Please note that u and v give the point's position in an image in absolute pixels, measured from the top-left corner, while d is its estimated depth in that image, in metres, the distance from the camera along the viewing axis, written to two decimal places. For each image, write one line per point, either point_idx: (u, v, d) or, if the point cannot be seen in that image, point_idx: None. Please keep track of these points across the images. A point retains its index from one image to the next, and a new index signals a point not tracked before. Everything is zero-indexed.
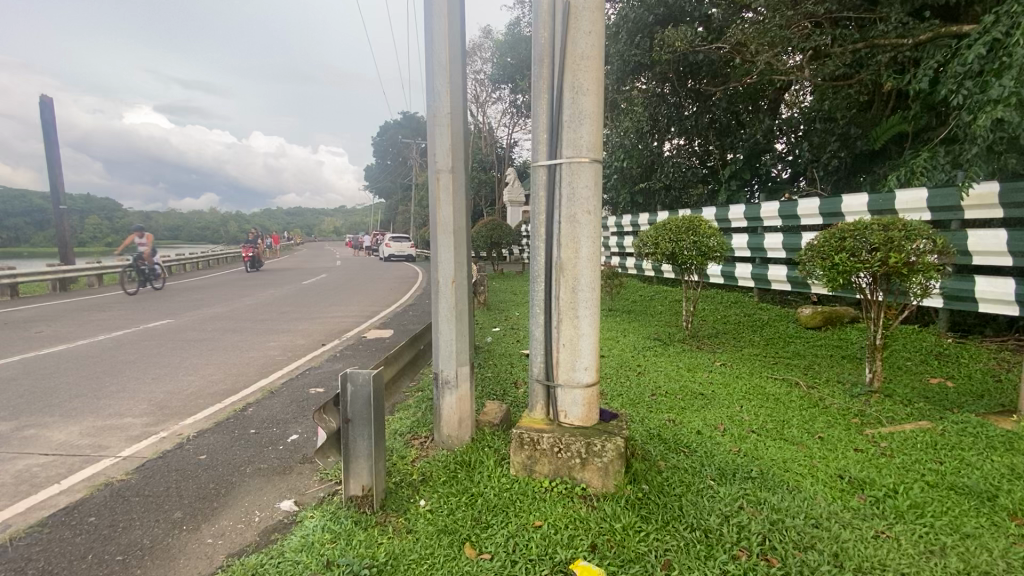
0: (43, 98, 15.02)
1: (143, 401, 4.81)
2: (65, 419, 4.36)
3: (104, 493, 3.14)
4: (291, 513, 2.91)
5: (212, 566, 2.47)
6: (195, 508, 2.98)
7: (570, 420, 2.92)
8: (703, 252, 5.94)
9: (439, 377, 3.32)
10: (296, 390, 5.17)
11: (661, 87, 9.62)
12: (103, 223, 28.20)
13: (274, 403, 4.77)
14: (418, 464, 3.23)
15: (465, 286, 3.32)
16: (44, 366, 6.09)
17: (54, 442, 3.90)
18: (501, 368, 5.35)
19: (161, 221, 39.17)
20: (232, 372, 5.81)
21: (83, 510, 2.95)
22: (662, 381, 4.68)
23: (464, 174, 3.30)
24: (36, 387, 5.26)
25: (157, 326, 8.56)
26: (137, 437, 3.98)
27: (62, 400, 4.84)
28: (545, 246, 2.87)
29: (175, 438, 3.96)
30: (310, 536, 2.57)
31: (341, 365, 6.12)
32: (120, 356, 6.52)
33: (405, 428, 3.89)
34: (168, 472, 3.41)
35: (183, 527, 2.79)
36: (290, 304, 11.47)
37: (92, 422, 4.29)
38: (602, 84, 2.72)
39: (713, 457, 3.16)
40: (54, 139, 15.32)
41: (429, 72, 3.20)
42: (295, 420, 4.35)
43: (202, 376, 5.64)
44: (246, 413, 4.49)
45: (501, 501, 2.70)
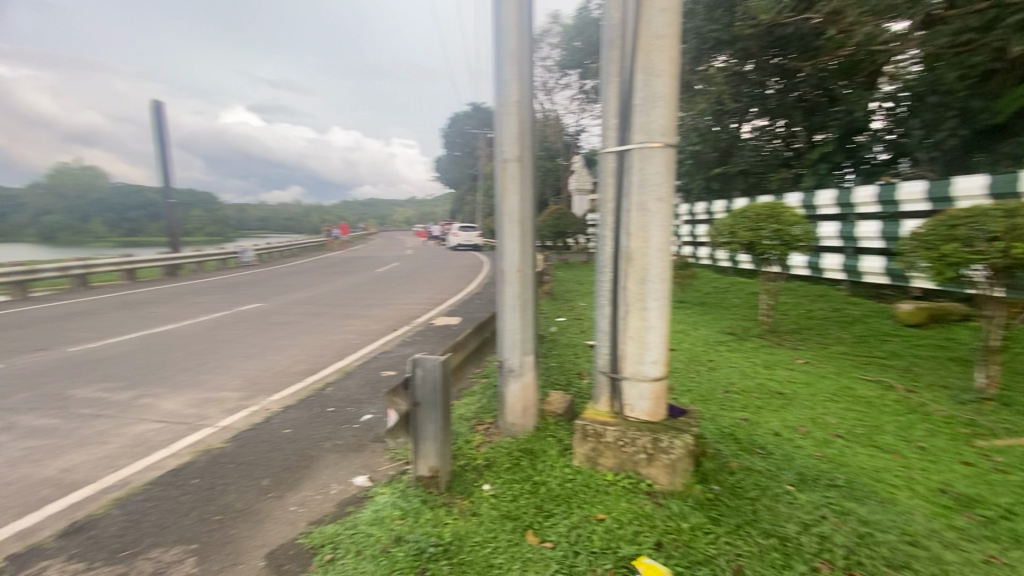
0: (156, 103, 16.73)
1: (238, 377, 5.28)
2: (174, 390, 4.89)
3: (206, 458, 3.48)
4: (365, 488, 3.08)
5: (294, 531, 2.67)
6: (280, 478, 3.23)
7: (637, 414, 2.85)
8: (785, 241, 5.52)
9: (503, 365, 3.34)
10: (370, 372, 5.46)
11: (743, 64, 9.05)
12: (204, 215, 31.56)
13: (350, 384, 5.05)
14: (482, 449, 3.30)
15: (530, 276, 3.32)
16: (158, 342, 6.86)
17: (166, 410, 4.38)
18: (566, 358, 5.33)
19: (251, 213, 42.84)
20: (313, 353, 6.24)
21: (188, 472, 3.28)
22: (737, 378, 4.45)
23: (531, 162, 3.28)
24: (152, 361, 5.94)
25: (250, 309, 9.39)
26: (232, 409, 4.38)
27: (171, 373, 5.43)
28: (613, 236, 2.81)
29: (264, 412, 4.32)
30: (381, 511, 2.70)
31: (411, 350, 6.39)
32: (219, 335, 7.20)
33: (470, 413, 3.98)
34: (258, 443, 3.72)
35: (271, 493, 3.04)
36: (367, 290, 12.09)
37: (196, 394, 4.78)
38: (677, 63, 2.59)
39: (792, 461, 2.95)
40: (165, 138, 17.06)
41: (498, 61, 3.19)
42: (369, 401, 4.59)
43: (288, 356, 6.10)
44: (326, 392, 4.80)
45: (564, 491, 2.69)
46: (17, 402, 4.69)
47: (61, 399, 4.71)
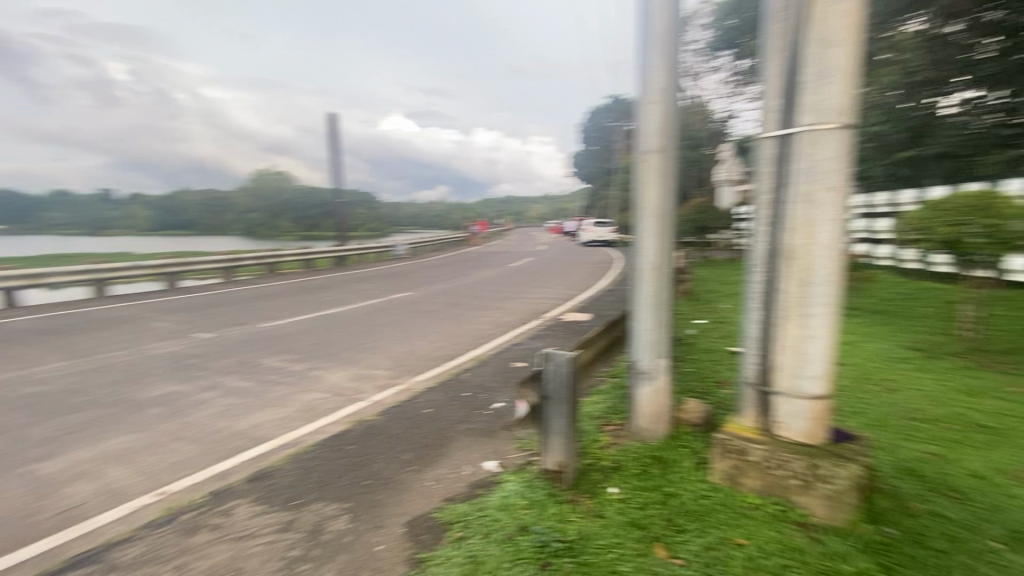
0: (331, 115, 19.30)
1: (388, 358, 5.87)
2: (338, 365, 5.61)
3: (360, 428, 3.92)
4: (494, 474, 3.20)
5: (430, 505, 2.86)
6: (420, 453, 3.50)
7: (790, 433, 2.51)
8: (1003, 239, 4.44)
9: (635, 366, 3.21)
10: (502, 362, 5.66)
11: (947, 25, 7.35)
12: (365, 212, 35.70)
13: (483, 372, 5.29)
14: (610, 450, 3.21)
15: (668, 274, 3.13)
16: (327, 323, 7.94)
17: (331, 382, 5.04)
18: (704, 363, 4.95)
19: (402, 210, 47.37)
20: (452, 340, 6.67)
21: (346, 439, 3.73)
22: (924, 403, 3.70)
23: (675, 152, 3.08)
24: (322, 338, 6.89)
25: (400, 297, 10.39)
26: (383, 387, 4.87)
27: (336, 350, 6.24)
28: (769, 230, 2.51)
29: (408, 392, 4.73)
30: (508, 498, 2.78)
31: (541, 343, 6.49)
32: (374, 320, 8.08)
33: (599, 412, 3.90)
34: (403, 419, 4.08)
35: (412, 467, 3.31)
36: (502, 283, 12.59)
37: (354, 370, 5.41)
38: (860, 30, 2.22)
39: (1003, 513, 2.37)
40: (337, 146, 19.62)
41: (643, 47, 3.05)
42: (500, 390, 4.76)
43: (430, 341, 6.61)
44: (462, 378, 5.10)
45: (699, 508, 2.49)
46: (227, 365, 5.77)
47: (257, 366, 5.70)
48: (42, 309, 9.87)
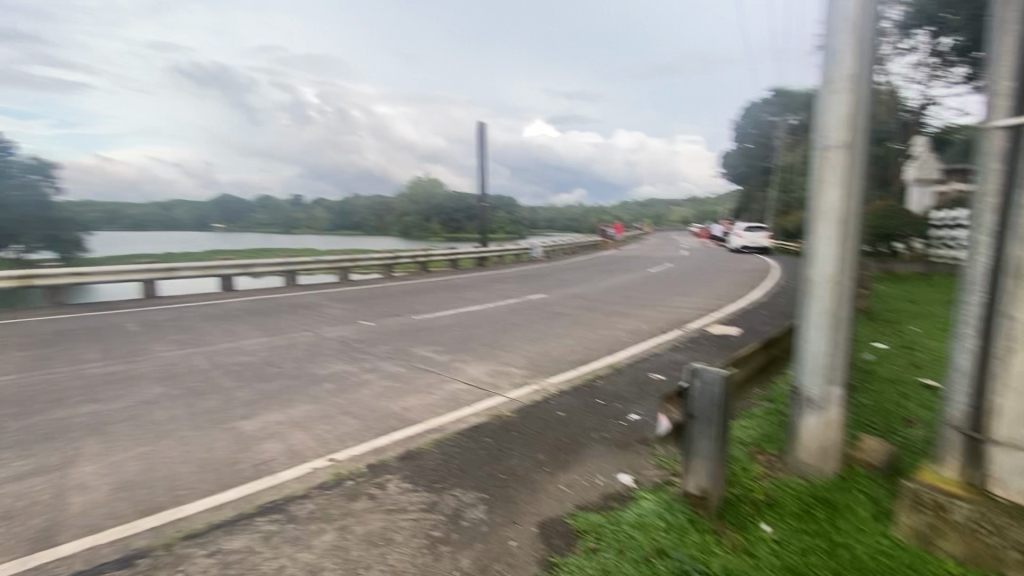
0: (480, 125, 20.51)
1: (524, 357, 6.01)
2: (477, 360, 5.90)
3: (496, 423, 4.06)
4: (629, 488, 3.07)
5: (562, 510, 2.84)
6: (554, 456, 3.50)
7: (1011, 496, 2.06)
8: None
9: (800, 393, 2.82)
10: (639, 372, 5.43)
11: None
12: (506, 216, 37.25)
13: (619, 381, 5.13)
14: (763, 482, 2.89)
15: (848, 289, 2.70)
16: (469, 320, 8.41)
17: (471, 375, 5.31)
18: (886, 396, 4.19)
19: (540, 214, 48.49)
20: (587, 345, 6.60)
21: (484, 431, 3.88)
22: None
23: (863, 149, 2.66)
24: (464, 334, 7.32)
25: (536, 299, 10.60)
26: (518, 385, 4.99)
27: (476, 346, 6.58)
28: (993, 242, 2.06)
29: (543, 392, 4.78)
30: (644, 517, 2.64)
31: (682, 355, 6.10)
32: (512, 319, 8.35)
33: (749, 438, 3.53)
34: (537, 419, 4.14)
35: (545, 468, 3.32)
36: (639, 289, 12.15)
37: (493, 366, 5.64)
38: None
39: None
40: (484, 153, 20.79)
41: (827, 29, 2.67)
42: (636, 401, 4.57)
43: (565, 344, 6.62)
44: (596, 384, 5.01)
45: (879, 566, 2.14)
46: (384, 352, 6.43)
47: (408, 354, 6.25)
48: (249, 293, 12.05)
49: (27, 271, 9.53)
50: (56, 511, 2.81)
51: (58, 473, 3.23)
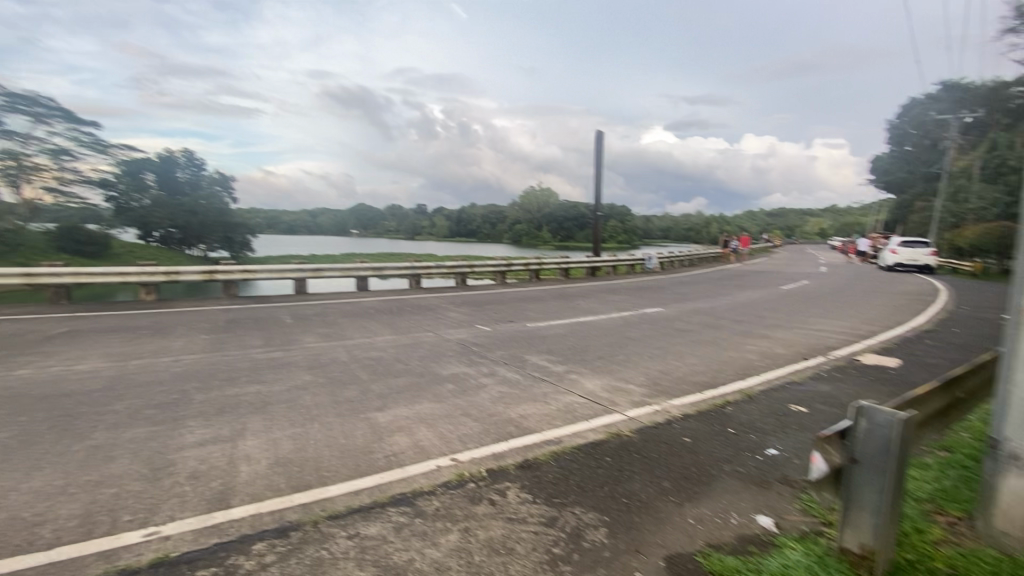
0: (598, 134, 20.32)
1: (643, 374, 5.74)
2: (594, 373, 5.76)
3: (616, 441, 3.90)
4: (769, 533, 2.75)
5: (692, 546, 2.63)
6: (680, 484, 3.26)
7: None
8: None
9: (1002, 448, 2.32)
10: (776, 402, 4.90)
11: None
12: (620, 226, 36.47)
13: (752, 409, 4.67)
14: (945, 549, 2.43)
15: None
16: (583, 331, 8.29)
17: (588, 389, 5.19)
18: None
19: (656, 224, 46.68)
20: (713, 366, 6.12)
21: (603, 449, 3.75)
22: None
23: None
24: (579, 345, 7.22)
25: (653, 313, 10.14)
26: (638, 403, 4.77)
27: (592, 358, 6.44)
28: None
29: (665, 414, 4.50)
30: (790, 570, 2.35)
31: (828, 387, 5.39)
32: (628, 333, 8.06)
33: (923, 492, 2.99)
34: (660, 442, 3.90)
35: (671, 497, 3.11)
36: (770, 308, 11.07)
37: (610, 381, 5.46)
38: None
39: None
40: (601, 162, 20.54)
41: None
42: (774, 434, 4.11)
43: (688, 364, 6.21)
44: (726, 411, 4.61)
45: None
46: (500, 358, 6.56)
47: (523, 362, 6.31)
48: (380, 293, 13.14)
49: (210, 267, 11.34)
50: (228, 477, 3.25)
51: (230, 444, 3.74)
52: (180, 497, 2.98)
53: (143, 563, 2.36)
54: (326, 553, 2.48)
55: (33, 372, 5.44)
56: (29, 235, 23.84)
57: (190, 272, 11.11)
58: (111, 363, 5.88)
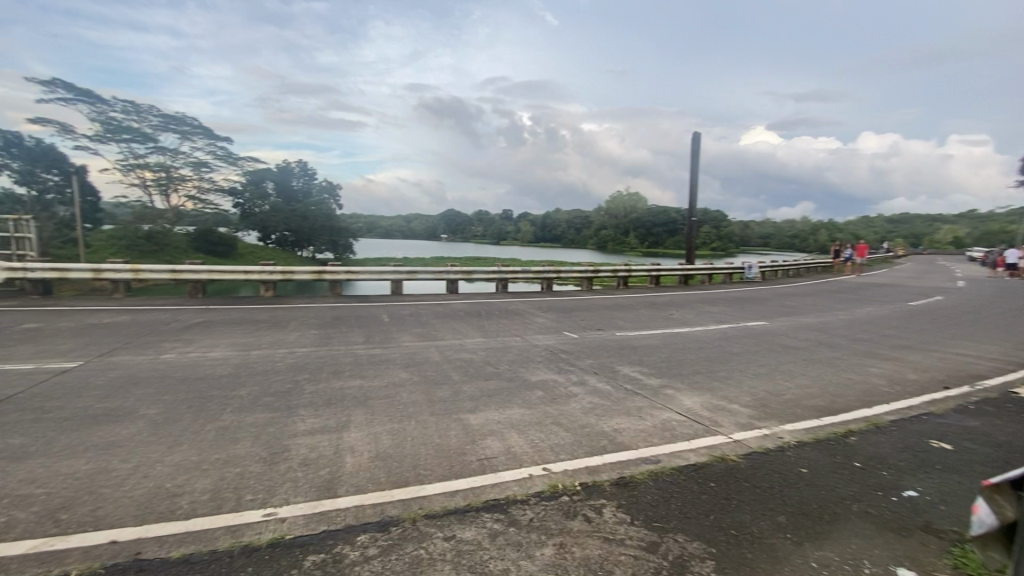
0: (695, 135, 19.33)
1: (748, 394, 5.29)
2: (692, 389, 5.41)
3: (721, 466, 3.60)
4: None
5: None
6: (799, 521, 2.93)
7: None
8: None
9: None
10: (911, 435, 4.27)
11: None
12: None
13: (882, 442, 4.10)
14: None
15: None
16: (678, 343, 7.87)
17: (686, 406, 4.88)
18: None
19: None
20: (829, 389, 5.50)
21: (706, 473, 3.47)
22: None
23: None
24: (674, 358, 6.85)
25: (755, 326, 9.40)
26: (744, 426, 4.39)
27: (689, 373, 6.07)
28: None
29: (776, 440, 4.10)
30: None
31: (979, 422, 4.61)
32: (728, 348, 7.51)
33: None
34: (772, 471, 3.54)
35: (789, 535, 2.79)
36: (896, 326, 9.81)
37: (710, 399, 5.10)
38: None
39: None
40: (697, 165, 19.53)
41: None
42: (912, 474, 3.57)
43: (799, 385, 5.64)
44: (849, 441, 4.09)
45: None
46: (589, 367, 6.40)
47: (614, 373, 6.10)
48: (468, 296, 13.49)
49: (320, 268, 12.34)
50: (335, 466, 3.44)
51: (336, 434, 3.97)
52: (294, 482, 3.20)
53: (262, 541, 2.55)
54: (424, 553, 2.52)
55: (176, 356, 6.21)
56: (175, 237, 27.55)
57: (302, 271, 12.15)
58: (237, 352, 6.55)
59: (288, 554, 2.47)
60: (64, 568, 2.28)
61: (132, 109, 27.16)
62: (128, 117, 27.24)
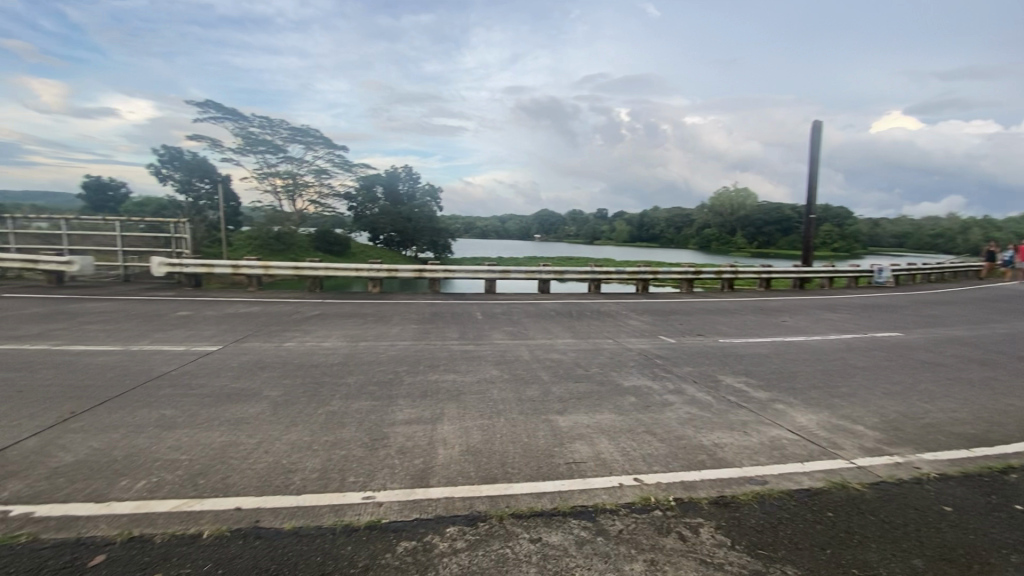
0: (816, 124, 17.52)
1: (876, 415, 4.65)
2: (807, 406, 4.88)
3: (841, 494, 3.19)
4: None
5: None
6: (941, 569, 2.49)
7: None
8: None
9: None
10: None
11: None
12: None
13: None
14: None
15: None
16: (790, 352, 7.17)
17: (799, 424, 4.41)
18: None
19: None
20: (985, 416, 4.66)
21: (822, 501, 3.10)
22: None
23: None
24: (785, 369, 6.24)
25: (886, 338, 8.28)
26: (870, 451, 3.85)
27: (803, 387, 5.49)
28: None
29: (912, 470, 3.54)
30: None
31: None
32: (851, 361, 6.68)
33: None
34: (906, 507, 3.06)
35: None
36: None
37: (829, 418, 4.56)
38: None
39: None
40: (818, 156, 17.67)
41: None
42: None
43: (944, 408, 4.84)
44: (1011, 480, 3.42)
45: None
46: (687, 374, 6.04)
47: (715, 382, 5.70)
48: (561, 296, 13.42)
49: (421, 266, 13.02)
50: (429, 457, 3.57)
51: (430, 426, 4.13)
52: (391, 468, 3.37)
53: (361, 523, 2.70)
54: (509, 552, 2.52)
55: (296, 344, 6.88)
56: (298, 237, 30.74)
57: (405, 269, 12.90)
58: (346, 343, 7.10)
59: (383, 538, 2.60)
60: (199, 528, 2.59)
61: (267, 124, 30.70)
62: (263, 131, 30.86)
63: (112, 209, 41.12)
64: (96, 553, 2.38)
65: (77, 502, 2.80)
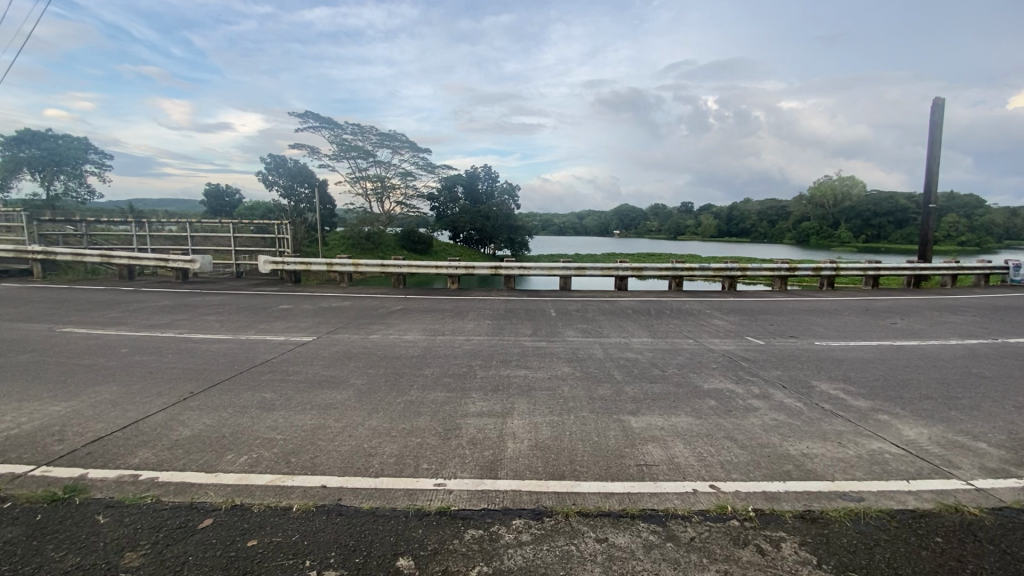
0: (937, 102, 15.52)
1: (1004, 431, 4.05)
2: (916, 418, 4.36)
3: (954, 518, 2.81)
4: None
5: None
6: None
7: None
8: None
9: None
10: None
11: None
12: None
13: None
14: None
15: None
16: (899, 358, 6.43)
17: (906, 437, 3.95)
18: None
19: None
20: None
21: (930, 524, 2.75)
22: None
23: None
24: (892, 377, 5.61)
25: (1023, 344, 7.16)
26: (996, 473, 3.36)
27: (913, 397, 4.90)
28: None
29: None
30: None
31: None
32: (975, 369, 5.86)
33: None
34: None
35: None
36: None
37: (943, 432, 4.04)
38: None
39: None
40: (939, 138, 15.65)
41: None
42: None
43: None
44: None
45: None
46: (774, 378, 5.64)
47: (807, 388, 5.26)
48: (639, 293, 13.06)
49: (498, 263, 13.25)
50: (498, 450, 3.64)
51: (501, 420, 4.21)
52: (462, 458, 3.48)
53: (433, 508, 2.83)
54: (574, 549, 2.51)
55: (380, 337, 7.31)
56: (386, 237, 32.70)
57: (483, 267, 13.19)
58: (426, 337, 7.42)
59: (453, 524, 2.70)
60: (290, 501, 2.85)
61: (358, 130, 32.77)
62: (356, 137, 32.99)
63: (228, 213, 45.96)
64: (206, 517, 2.70)
65: (193, 471, 3.19)
